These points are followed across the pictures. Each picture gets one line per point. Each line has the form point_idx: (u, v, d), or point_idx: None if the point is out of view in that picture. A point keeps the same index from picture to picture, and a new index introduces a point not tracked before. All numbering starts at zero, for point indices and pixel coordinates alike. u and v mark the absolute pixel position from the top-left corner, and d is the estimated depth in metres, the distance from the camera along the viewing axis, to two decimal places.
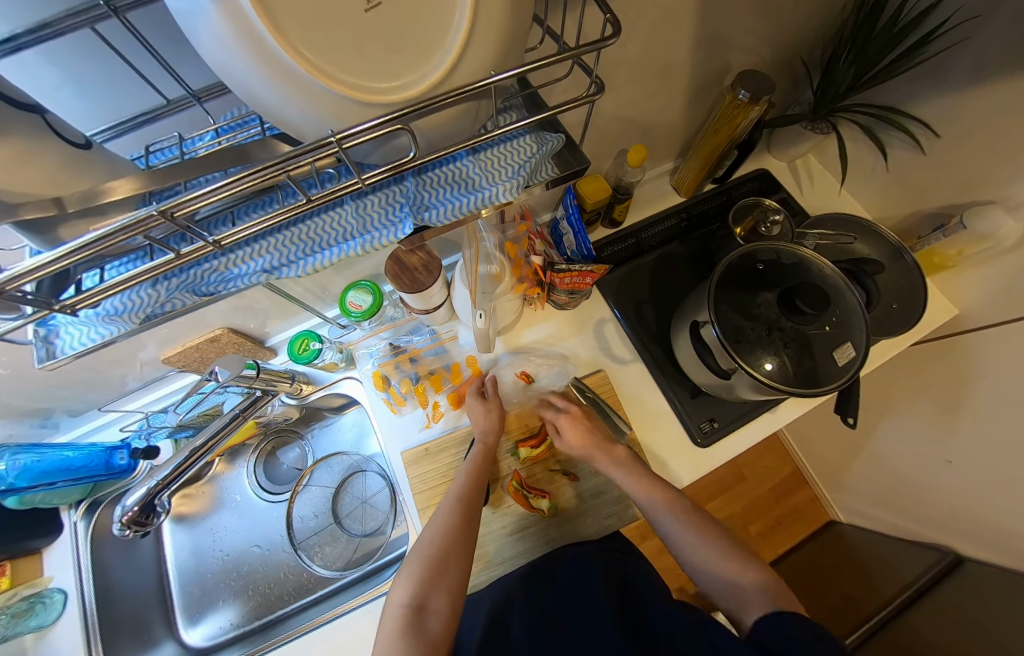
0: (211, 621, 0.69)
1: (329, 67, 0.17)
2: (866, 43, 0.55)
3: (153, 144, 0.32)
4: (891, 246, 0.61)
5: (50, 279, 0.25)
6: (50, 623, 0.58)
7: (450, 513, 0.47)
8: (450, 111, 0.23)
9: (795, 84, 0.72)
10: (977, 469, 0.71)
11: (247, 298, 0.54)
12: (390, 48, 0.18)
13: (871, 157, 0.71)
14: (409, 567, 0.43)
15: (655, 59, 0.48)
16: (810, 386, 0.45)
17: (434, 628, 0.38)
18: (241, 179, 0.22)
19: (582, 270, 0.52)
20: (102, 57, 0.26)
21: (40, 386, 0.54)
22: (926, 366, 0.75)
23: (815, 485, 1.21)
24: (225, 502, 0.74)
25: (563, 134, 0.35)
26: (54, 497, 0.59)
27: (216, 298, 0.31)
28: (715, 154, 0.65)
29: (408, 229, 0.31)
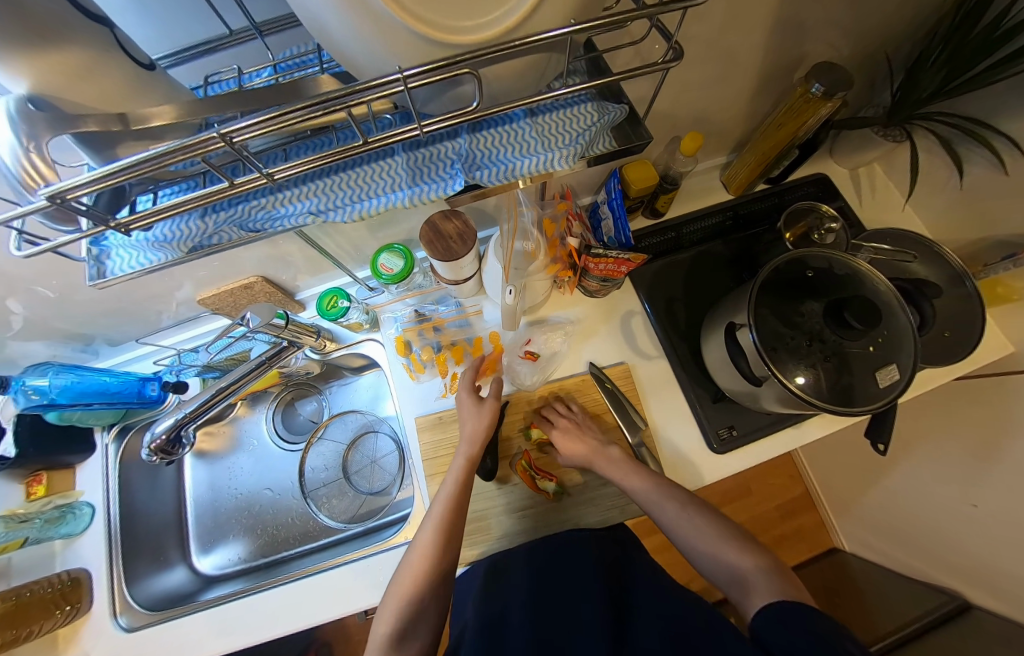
0: (222, 552, 0.73)
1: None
2: (963, 44, 0.50)
3: (212, 75, 0.32)
4: (952, 271, 0.57)
5: (107, 196, 0.26)
6: (78, 532, 0.62)
7: (432, 543, 0.47)
8: (517, 61, 0.22)
9: (872, 84, 0.66)
10: (1004, 517, 0.67)
11: (282, 249, 0.55)
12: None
13: (945, 173, 0.65)
14: (391, 596, 0.45)
15: (727, 39, 0.45)
16: (844, 404, 0.43)
17: (414, 654, 0.43)
18: (303, 109, 0.21)
19: (619, 258, 0.50)
20: None
21: (84, 312, 0.57)
22: (967, 402, 0.71)
23: (822, 509, 1.18)
24: (243, 444, 0.77)
25: (625, 106, 0.33)
26: (90, 417, 0.63)
27: (261, 236, 0.31)
28: (774, 152, 0.61)
29: (458, 186, 0.30)
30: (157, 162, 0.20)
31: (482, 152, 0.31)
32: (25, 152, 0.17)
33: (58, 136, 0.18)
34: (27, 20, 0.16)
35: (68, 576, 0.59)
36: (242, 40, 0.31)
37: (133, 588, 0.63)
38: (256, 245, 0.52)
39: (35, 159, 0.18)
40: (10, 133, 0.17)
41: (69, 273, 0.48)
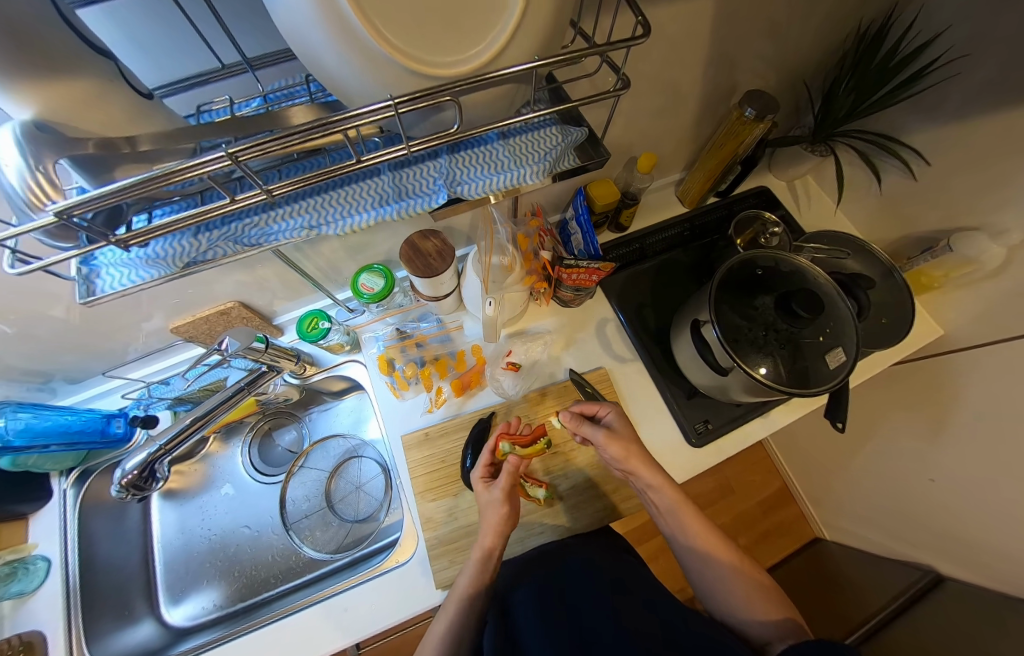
0: (193, 602, 0.68)
1: (397, 40, 0.19)
2: (865, 73, 0.58)
3: (204, 104, 0.34)
4: (883, 266, 0.64)
5: (106, 214, 0.26)
6: (31, 591, 0.57)
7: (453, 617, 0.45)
8: (492, 90, 0.25)
9: (798, 108, 0.75)
10: (958, 486, 0.72)
11: (260, 273, 0.55)
12: (452, 29, 0.20)
13: (866, 182, 0.74)
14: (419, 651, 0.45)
15: (669, 74, 0.51)
16: (801, 386, 0.47)
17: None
18: (298, 133, 0.23)
19: (589, 267, 0.54)
20: (170, 21, 0.28)
21: (45, 347, 0.54)
22: (913, 384, 0.77)
23: (800, 500, 1.22)
24: (217, 482, 0.73)
25: (586, 128, 0.37)
26: (46, 462, 0.59)
27: (256, 251, 0.32)
28: (719, 168, 0.68)
29: (442, 199, 0.33)
30: (154, 182, 0.22)
31: (461, 169, 0.34)
32: (32, 174, 0.18)
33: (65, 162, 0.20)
34: (39, 52, 0.18)
35: (19, 641, 0.53)
36: (233, 73, 0.33)
37: (94, 647, 0.57)
38: (235, 270, 0.52)
39: (40, 181, 0.19)
40: (19, 157, 0.18)
41: (32, 307, 0.47)
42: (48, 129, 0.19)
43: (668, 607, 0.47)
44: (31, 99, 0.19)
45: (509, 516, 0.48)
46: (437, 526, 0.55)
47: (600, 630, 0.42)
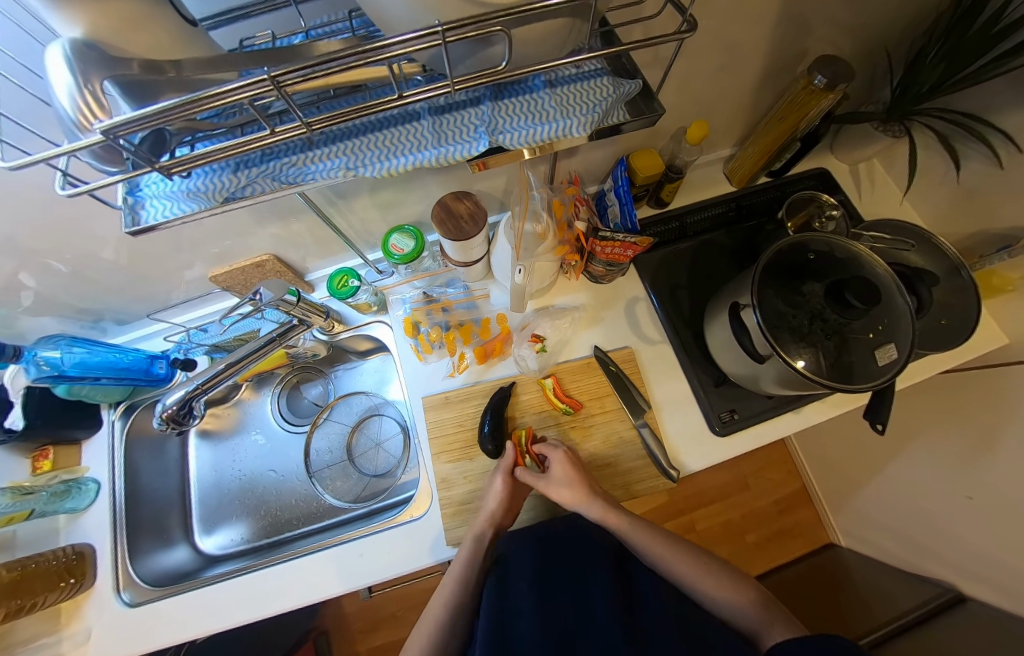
0: (224, 533, 0.73)
1: None
2: (959, 43, 0.51)
3: (248, 39, 0.33)
4: (950, 263, 0.58)
5: (152, 140, 0.27)
6: (83, 508, 0.63)
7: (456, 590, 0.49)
8: (546, 23, 0.23)
9: (874, 80, 0.67)
10: (998, 507, 0.68)
11: (295, 228, 0.56)
12: None
13: (942, 168, 0.67)
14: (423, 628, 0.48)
15: (733, 32, 0.46)
16: (844, 381, 0.44)
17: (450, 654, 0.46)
18: (340, 59, 0.22)
19: (626, 241, 0.51)
20: None
21: (95, 287, 0.58)
22: (963, 395, 0.72)
23: (818, 504, 1.19)
24: (248, 427, 0.78)
25: (640, 80, 0.34)
26: (97, 393, 0.63)
27: (293, 190, 0.31)
28: (775, 144, 0.63)
29: (482, 146, 0.31)
30: (192, 107, 0.22)
31: (504, 118, 0.32)
32: (81, 94, 0.19)
33: (108, 82, 0.20)
34: None
35: (73, 550, 0.59)
36: (276, 6, 0.32)
37: (137, 564, 0.63)
38: (271, 222, 0.53)
39: (89, 100, 0.20)
40: (68, 75, 0.18)
41: (87, 247, 0.49)
42: (96, 48, 0.20)
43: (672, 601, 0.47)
44: (79, 19, 0.19)
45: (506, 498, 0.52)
46: (452, 487, 0.57)
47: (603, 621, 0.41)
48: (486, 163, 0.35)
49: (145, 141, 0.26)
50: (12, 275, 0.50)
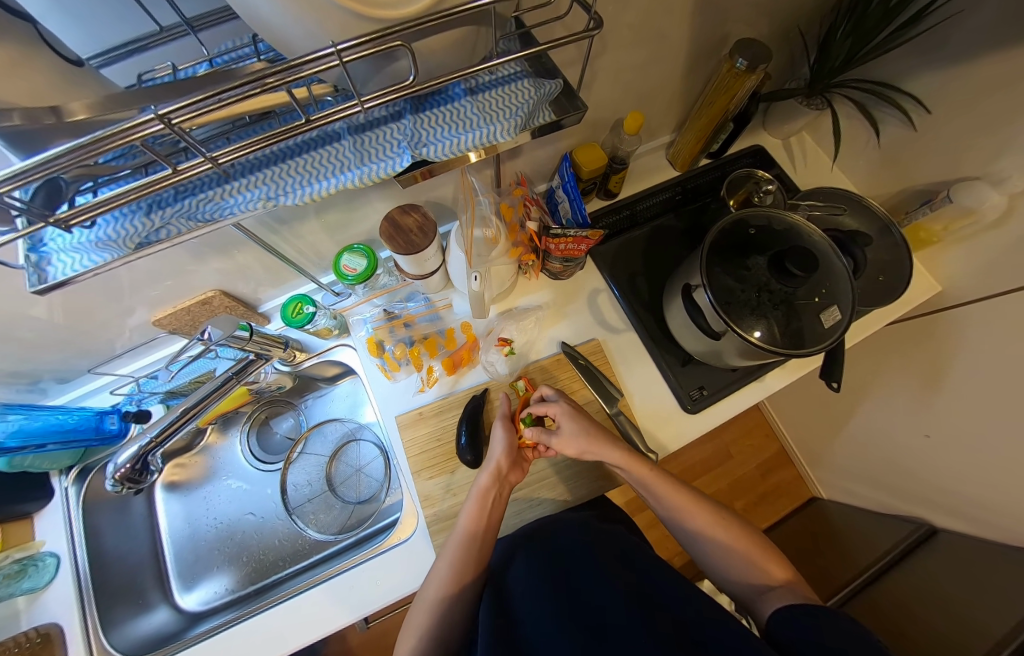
0: (206, 587, 0.69)
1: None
2: (863, 18, 0.54)
3: (145, 72, 0.31)
4: (880, 221, 0.62)
5: (43, 192, 0.26)
6: (43, 586, 0.58)
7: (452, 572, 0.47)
8: (449, 33, 0.23)
9: (792, 58, 0.71)
10: (953, 443, 0.73)
11: (239, 260, 0.54)
12: None
13: (864, 134, 0.71)
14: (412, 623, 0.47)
15: (653, 25, 0.47)
16: (796, 347, 0.46)
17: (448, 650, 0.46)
18: (235, 90, 0.21)
19: (576, 236, 0.52)
20: None
21: (24, 349, 0.53)
22: (910, 344, 0.76)
23: (799, 463, 1.24)
24: (218, 471, 0.74)
25: (560, 79, 0.34)
26: (43, 461, 0.59)
27: (212, 227, 0.30)
28: (710, 126, 0.65)
29: (405, 162, 0.30)
30: (82, 154, 0.20)
31: (427, 130, 0.32)
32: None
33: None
34: None
35: (36, 633, 0.54)
36: (174, 36, 0.31)
37: (110, 635, 0.59)
38: (210, 257, 0.50)
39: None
40: None
41: (9, 308, 0.45)
42: None
43: (663, 579, 0.48)
44: None
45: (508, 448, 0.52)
46: (437, 503, 0.56)
47: (603, 607, 0.42)
48: (430, 169, 0.34)
49: (35, 195, 0.25)
50: None
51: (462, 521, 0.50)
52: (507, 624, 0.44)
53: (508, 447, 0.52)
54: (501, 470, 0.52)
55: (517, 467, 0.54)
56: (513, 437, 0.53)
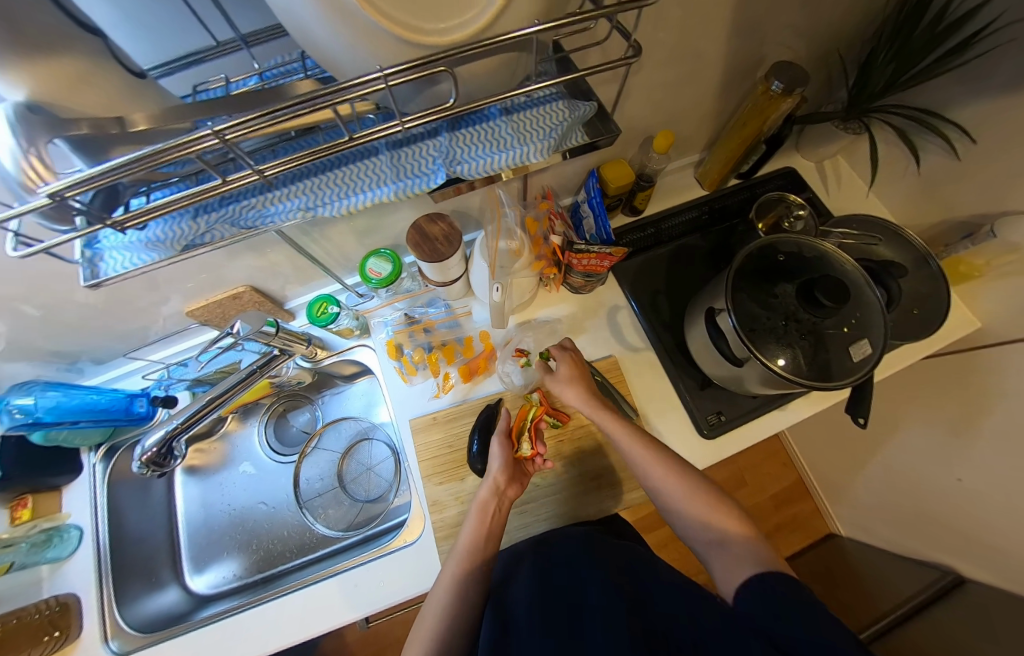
0: (215, 571, 0.71)
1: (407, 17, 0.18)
2: (907, 42, 0.53)
3: (201, 85, 0.33)
4: (916, 253, 0.59)
5: (103, 197, 0.27)
6: (66, 556, 0.61)
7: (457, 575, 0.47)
8: (491, 59, 0.24)
9: (830, 81, 0.70)
10: (987, 489, 0.69)
11: (270, 258, 0.56)
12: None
13: (903, 161, 0.69)
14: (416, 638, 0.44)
15: (689, 46, 0.47)
16: (821, 379, 0.45)
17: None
18: (289, 107, 0.22)
19: (600, 252, 0.52)
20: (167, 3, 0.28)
21: (67, 330, 0.56)
22: (945, 380, 0.73)
23: (816, 495, 1.19)
24: (235, 460, 0.76)
25: (595, 103, 0.35)
26: (76, 438, 0.62)
27: (253, 234, 0.32)
28: (742, 147, 0.64)
29: (440, 179, 0.31)
30: (148, 162, 0.22)
31: (462, 148, 0.32)
32: (25, 157, 0.19)
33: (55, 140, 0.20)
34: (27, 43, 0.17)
35: (55, 601, 0.57)
36: (229, 51, 0.32)
37: (124, 610, 0.61)
38: (244, 255, 0.52)
39: (34, 163, 0.20)
40: (12, 139, 0.19)
41: (54, 291, 0.48)
42: (40, 111, 0.20)
43: None
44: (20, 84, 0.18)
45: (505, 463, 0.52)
46: (444, 510, 0.56)
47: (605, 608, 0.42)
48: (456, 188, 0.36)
49: (95, 197, 0.27)
50: None
51: (464, 532, 0.50)
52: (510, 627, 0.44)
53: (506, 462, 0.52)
54: (500, 486, 0.52)
55: (516, 481, 0.53)
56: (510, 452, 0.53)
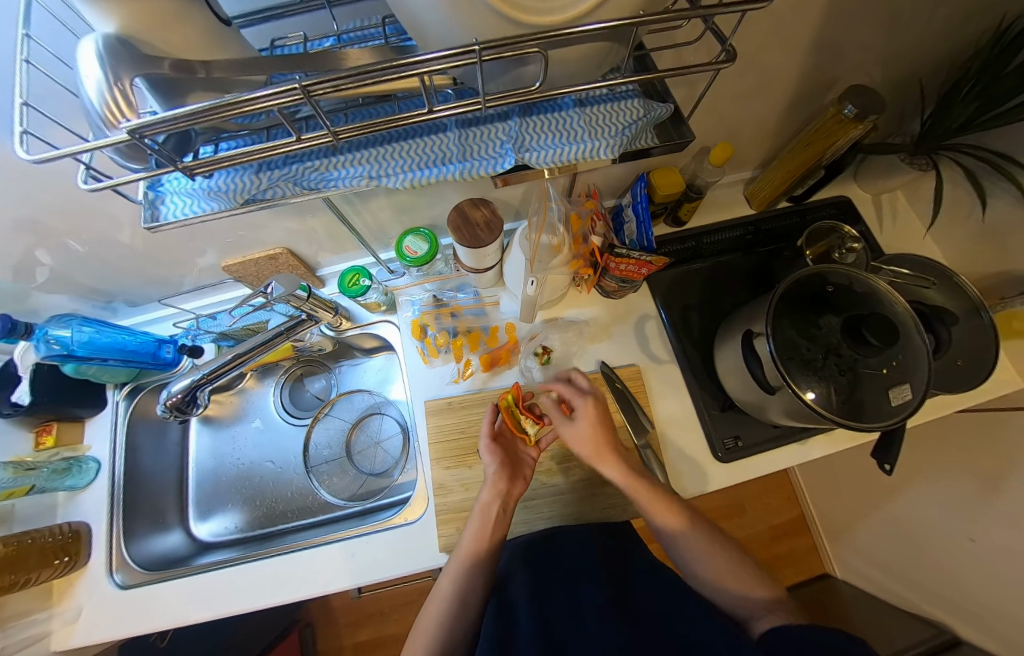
0: (219, 520, 0.73)
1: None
2: (994, 81, 0.50)
3: (278, 40, 0.34)
4: (970, 302, 0.56)
5: (177, 140, 0.27)
6: (82, 487, 0.63)
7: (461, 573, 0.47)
8: (585, 46, 0.23)
9: (903, 111, 0.66)
10: (1003, 555, 0.66)
11: (311, 223, 0.56)
12: None
13: (968, 204, 0.66)
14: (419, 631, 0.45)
15: (766, 57, 0.45)
16: (854, 418, 0.43)
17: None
18: (380, 70, 0.22)
19: (641, 259, 0.51)
20: None
21: (109, 269, 0.58)
22: (976, 437, 0.70)
23: (816, 534, 1.17)
24: (249, 416, 0.78)
25: (672, 105, 0.34)
26: (104, 374, 0.64)
27: (313, 195, 0.32)
28: (800, 170, 0.62)
29: (507, 164, 0.31)
30: (222, 110, 0.21)
31: (531, 135, 0.32)
32: (110, 90, 0.18)
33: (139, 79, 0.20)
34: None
35: (69, 528, 0.59)
36: (311, 9, 0.32)
37: (131, 546, 0.63)
38: (286, 217, 0.53)
39: (117, 97, 0.19)
40: (99, 71, 0.18)
41: (103, 229, 0.49)
42: (128, 45, 0.19)
43: None
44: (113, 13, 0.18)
45: (496, 464, 0.52)
46: (449, 494, 0.57)
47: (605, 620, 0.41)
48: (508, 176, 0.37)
49: (169, 140, 0.26)
50: (29, 252, 0.50)
51: (468, 535, 0.49)
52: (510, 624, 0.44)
53: (500, 464, 0.52)
54: (502, 493, 0.51)
55: (517, 479, 0.53)
56: (502, 454, 0.53)
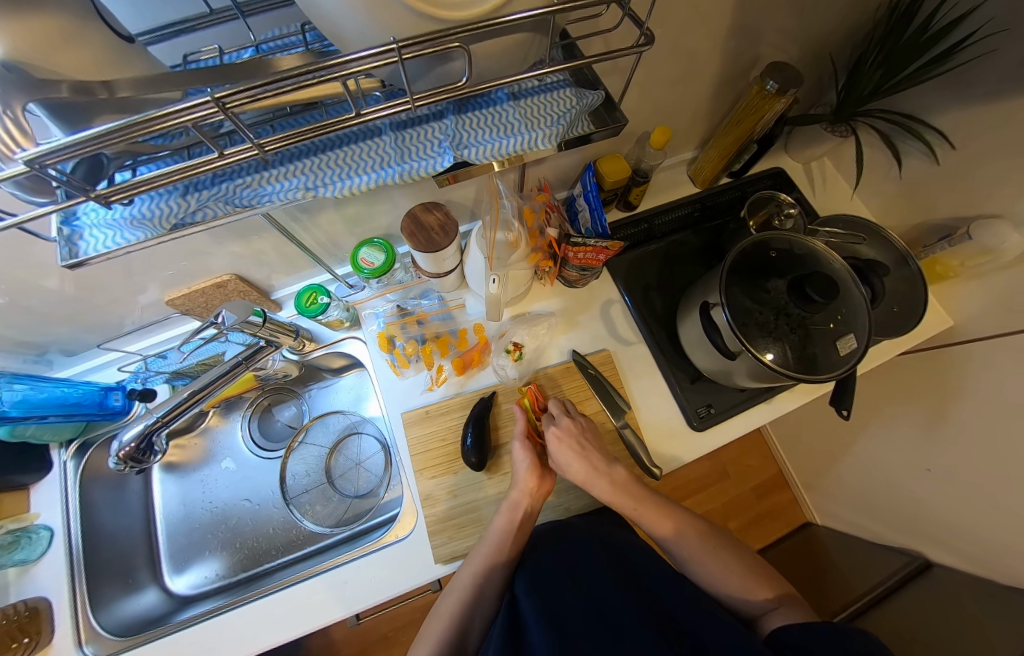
0: (197, 571, 0.69)
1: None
2: (895, 48, 0.54)
3: (191, 53, 0.32)
4: (898, 253, 0.62)
5: (86, 167, 0.25)
6: (34, 560, 0.57)
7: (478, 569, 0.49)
8: (507, 38, 0.23)
9: (820, 84, 0.71)
10: (955, 479, 0.73)
11: (256, 245, 0.54)
12: None
13: (886, 164, 0.71)
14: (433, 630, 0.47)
15: (689, 43, 0.47)
16: (808, 373, 0.46)
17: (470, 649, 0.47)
18: (298, 75, 0.21)
19: (596, 246, 0.52)
20: None
21: (36, 319, 0.53)
22: (919, 376, 0.76)
23: (795, 487, 1.23)
24: (216, 455, 0.74)
25: (602, 91, 0.35)
26: (45, 432, 0.59)
27: (249, 213, 0.31)
28: (734, 146, 0.65)
29: (446, 162, 0.31)
30: (132, 132, 0.19)
31: (469, 131, 0.32)
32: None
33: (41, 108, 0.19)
34: None
35: (25, 607, 0.54)
36: (222, 20, 0.31)
37: (100, 613, 0.58)
38: (228, 241, 0.50)
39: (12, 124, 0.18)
40: None
41: (21, 277, 0.45)
42: (17, 71, 0.17)
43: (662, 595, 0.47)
44: None
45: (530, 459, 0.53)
46: (437, 503, 0.56)
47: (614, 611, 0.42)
48: (455, 174, 0.37)
49: (78, 167, 0.25)
50: None
51: (493, 529, 0.51)
52: (514, 620, 0.44)
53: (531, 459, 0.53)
54: (531, 488, 0.52)
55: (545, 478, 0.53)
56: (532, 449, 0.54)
